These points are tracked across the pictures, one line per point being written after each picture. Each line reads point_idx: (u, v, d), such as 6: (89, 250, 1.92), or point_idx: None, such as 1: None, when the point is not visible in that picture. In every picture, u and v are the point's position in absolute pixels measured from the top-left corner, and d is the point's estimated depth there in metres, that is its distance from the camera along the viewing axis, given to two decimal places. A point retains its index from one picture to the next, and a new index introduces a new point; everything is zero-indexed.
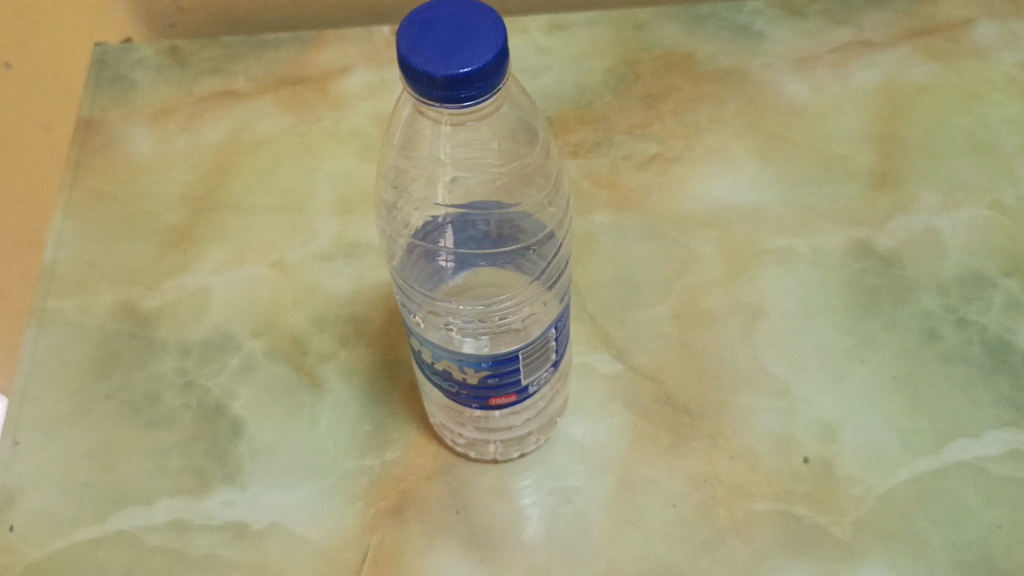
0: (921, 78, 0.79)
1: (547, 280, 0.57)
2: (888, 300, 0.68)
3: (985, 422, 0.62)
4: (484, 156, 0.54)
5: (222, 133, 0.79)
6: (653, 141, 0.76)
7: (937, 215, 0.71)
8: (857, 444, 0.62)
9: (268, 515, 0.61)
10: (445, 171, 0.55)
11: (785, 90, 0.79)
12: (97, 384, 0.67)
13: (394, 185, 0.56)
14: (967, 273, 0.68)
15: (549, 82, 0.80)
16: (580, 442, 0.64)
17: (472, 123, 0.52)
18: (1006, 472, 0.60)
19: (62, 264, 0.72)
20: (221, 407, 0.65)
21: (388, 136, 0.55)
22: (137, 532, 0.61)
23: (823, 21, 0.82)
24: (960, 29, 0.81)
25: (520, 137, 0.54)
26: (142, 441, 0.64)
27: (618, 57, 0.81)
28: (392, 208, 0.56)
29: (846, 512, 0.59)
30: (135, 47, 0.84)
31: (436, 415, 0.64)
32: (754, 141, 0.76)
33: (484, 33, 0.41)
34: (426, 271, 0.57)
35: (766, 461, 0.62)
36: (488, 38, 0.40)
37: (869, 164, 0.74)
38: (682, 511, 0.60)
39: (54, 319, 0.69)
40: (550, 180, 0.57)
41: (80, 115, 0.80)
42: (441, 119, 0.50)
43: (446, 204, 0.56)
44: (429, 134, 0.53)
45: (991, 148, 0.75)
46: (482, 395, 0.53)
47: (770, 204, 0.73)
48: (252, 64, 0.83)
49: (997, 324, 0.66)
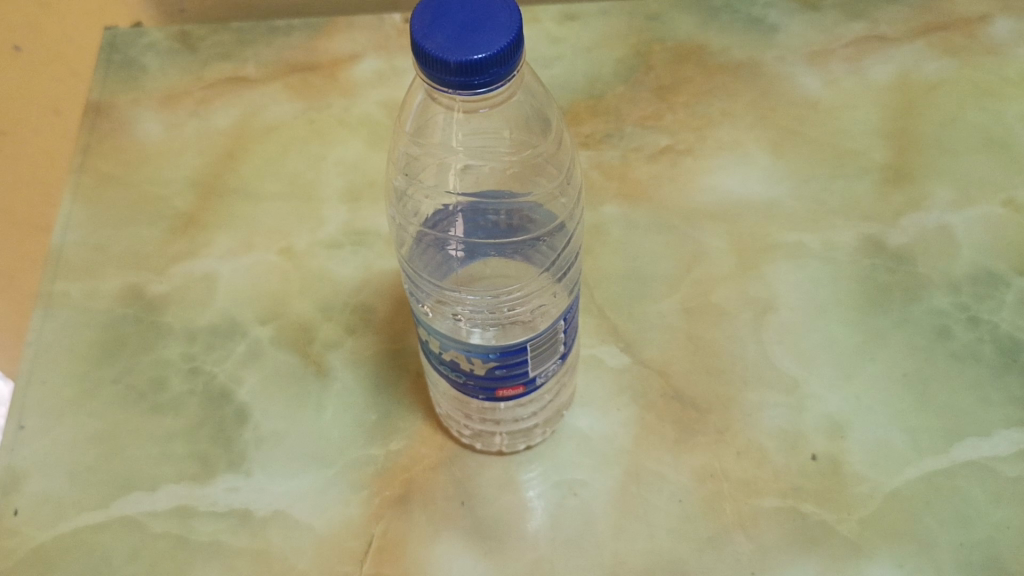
0: (937, 73, 0.78)
1: (557, 272, 0.57)
2: (899, 298, 0.67)
3: (995, 422, 0.62)
4: (496, 144, 0.54)
5: (232, 119, 0.79)
6: (664, 134, 0.76)
7: (950, 212, 0.71)
8: (865, 442, 0.61)
9: (273, 503, 0.61)
10: (457, 159, 0.55)
11: (798, 84, 0.78)
12: (104, 369, 0.67)
13: (404, 172, 0.55)
14: (979, 271, 0.68)
15: (561, 72, 0.79)
16: (586, 434, 0.63)
17: (485, 111, 0.51)
18: (1014, 473, 0.60)
19: (70, 247, 0.72)
20: (227, 393, 0.65)
21: (400, 123, 0.54)
22: (142, 518, 0.61)
23: (838, 15, 0.81)
24: (977, 25, 0.80)
25: (533, 127, 0.54)
26: (148, 426, 0.64)
27: (630, 48, 0.80)
28: (402, 197, 0.56)
29: (854, 509, 0.59)
30: (146, 31, 0.83)
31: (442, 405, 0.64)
32: (767, 135, 0.75)
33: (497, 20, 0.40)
34: (435, 260, 0.56)
35: (774, 457, 0.61)
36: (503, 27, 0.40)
37: (882, 160, 0.74)
38: (688, 505, 0.60)
39: (62, 303, 0.69)
40: (562, 170, 0.56)
41: (90, 99, 0.79)
42: (454, 106, 0.50)
43: (456, 192, 0.56)
44: (442, 121, 0.53)
45: (1006, 145, 0.74)
46: (489, 385, 0.53)
47: (782, 198, 0.72)
48: (262, 49, 0.82)
49: (1009, 323, 0.65)
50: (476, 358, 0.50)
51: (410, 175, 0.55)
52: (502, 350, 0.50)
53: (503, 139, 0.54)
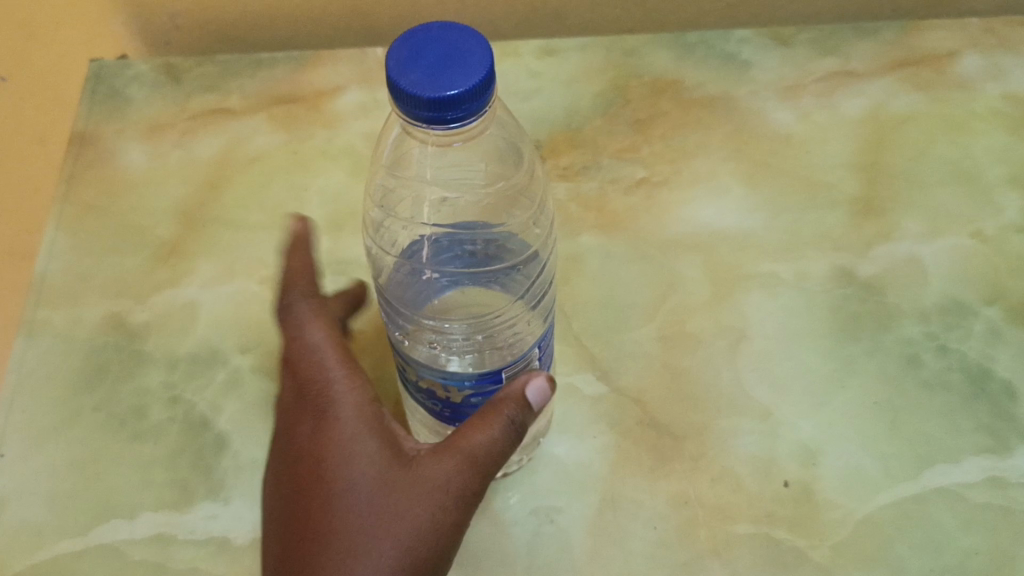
0: (907, 108, 0.80)
1: (531, 299, 0.58)
2: (870, 326, 0.68)
3: (963, 449, 0.63)
4: (471, 176, 0.56)
5: (215, 149, 0.80)
6: (640, 165, 0.77)
7: (920, 243, 0.72)
8: (837, 468, 0.62)
9: (251, 531, 0.62)
10: (433, 191, 0.57)
11: (771, 118, 0.79)
12: (84, 397, 0.67)
13: (380, 205, 0.57)
14: (949, 300, 0.69)
15: (540, 105, 0.80)
16: (562, 461, 0.64)
17: (459, 145, 0.53)
18: (984, 499, 0.61)
19: (52, 275, 0.73)
20: (207, 421, 0.66)
21: (377, 157, 0.57)
22: (119, 545, 0.61)
23: (810, 51, 0.83)
24: (947, 60, 0.82)
25: (508, 159, 0.56)
26: (128, 454, 0.65)
27: (608, 82, 0.82)
28: (375, 234, 0.57)
29: (826, 536, 0.60)
30: (131, 63, 0.84)
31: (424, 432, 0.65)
32: (741, 167, 0.77)
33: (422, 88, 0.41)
34: (411, 290, 0.57)
35: (747, 483, 0.62)
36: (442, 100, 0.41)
37: (853, 192, 0.75)
38: (663, 532, 0.61)
39: (44, 331, 0.70)
40: (535, 201, 0.58)
41: (75, 129, 0.81)
42: (429, 139, 0.51)
43: (431, 223, 0.58)
44: (417, 155, 0.55)
45: (973, 178, 0.76)
46: (464, 411, 0.55)
47: (756, 229, 0.73)
48: (247, 81, 0.83)
49: (977, 351, 0.67)
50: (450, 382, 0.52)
51: (385, 211, 0.57)
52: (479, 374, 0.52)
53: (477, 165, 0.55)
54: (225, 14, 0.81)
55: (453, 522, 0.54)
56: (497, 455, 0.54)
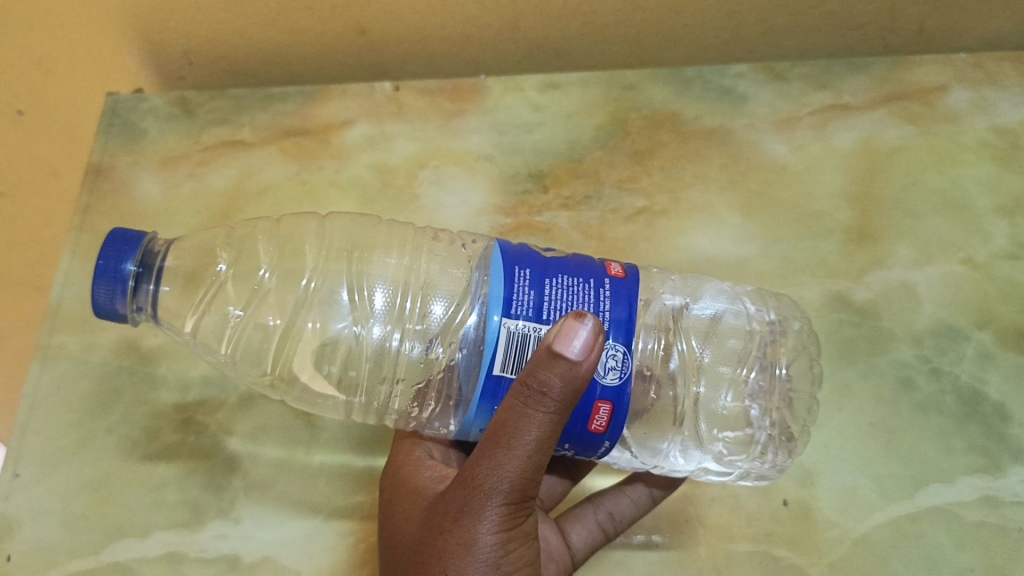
0: (897, 141, 0.81)
1: (479, 281, 0.57)
2: (865, 350, 0.71)
3: (958, 469, 0.66)
4: (361, 296, 0.59)
5: (226, 180, 0.83)
6: (640, 196, 0.79)
7: (912, 270, 0.74)
8: (834, 488, 0.65)
9: (261, 550, 0.65)
10: (360, 342, 0.58)
11: (767, 150, 0.81)
12: (99, 419, 0.70)
13: (364, 395, 0.60)
14: (940, 325, 0.71)
15: (542, 138, 0.83)
16: (720, 453, 0.59)
17: (307, 283, 0.60)
18: (978, 518, 0.64)
19: (67, 303, 0.76)
20: (218, 443, 0.69)
21: (327, 390, 0.61)
22: (132, 563, 0.64)
23: (805, 84, 0.84)
24: (935, 95, 0.83)
25: (400, 238, 0.66)
26: (140, 474, 0.68)
27: (608, 115, 0.84)
28: (322, 372, 0.60)
29: (824, 553, 0.63)
30: (146, 97, 0.87)
31: (680, 457, 0.59)
32: (737, 197, 0.79)
33: (125, 262, 0.54)
34: (447, 379, 0.57)
35: (747, 502, 0.65)
36: (126, 279, 0.54)
37: (847, 221, 0.77)
38: (666, 552, 0.64)
39: (59, 355, 0.73)
40: (451, 241, 0.66)
41: (91, 161, 0.84)
42: (265, 310, 0.59)
43: (384, 353, 0.58)
44: (316, 345, 0.59)
45: (963, 208, 0.77)
46: (578, 437, 0.52)
47: (752, 256, 0.75)
48: (259, 115, 0.86)
49: (970, 375, 0.69)
50: (484, 419, 0.52)
51: (322, 348, 0.59)
52: (483, 394, 0.51)
53: (421, 253, 0.63)
54: (235, 48, 0.82)
55: (499, 534, 0.48)
56: (535, 449, 0.47)
